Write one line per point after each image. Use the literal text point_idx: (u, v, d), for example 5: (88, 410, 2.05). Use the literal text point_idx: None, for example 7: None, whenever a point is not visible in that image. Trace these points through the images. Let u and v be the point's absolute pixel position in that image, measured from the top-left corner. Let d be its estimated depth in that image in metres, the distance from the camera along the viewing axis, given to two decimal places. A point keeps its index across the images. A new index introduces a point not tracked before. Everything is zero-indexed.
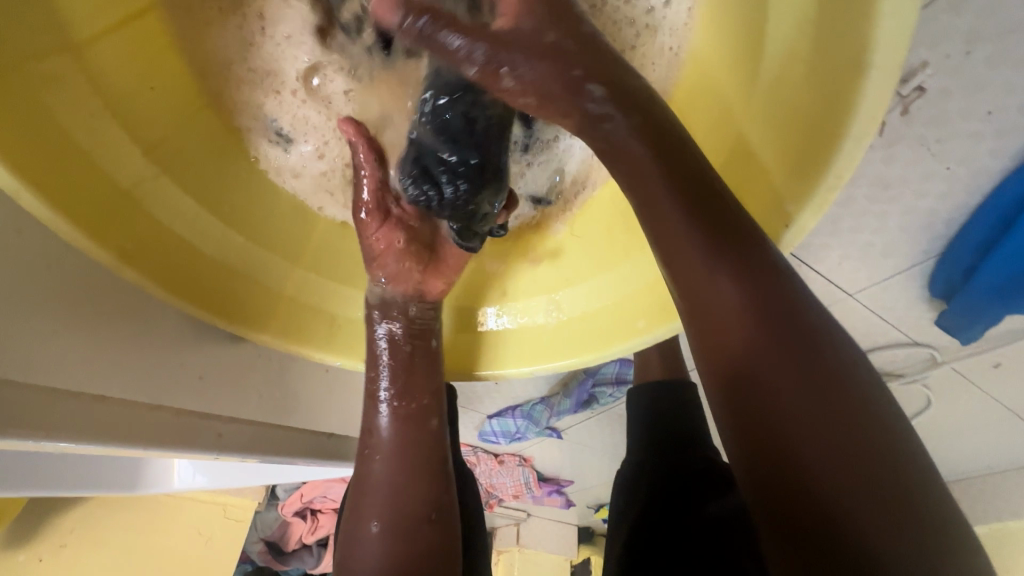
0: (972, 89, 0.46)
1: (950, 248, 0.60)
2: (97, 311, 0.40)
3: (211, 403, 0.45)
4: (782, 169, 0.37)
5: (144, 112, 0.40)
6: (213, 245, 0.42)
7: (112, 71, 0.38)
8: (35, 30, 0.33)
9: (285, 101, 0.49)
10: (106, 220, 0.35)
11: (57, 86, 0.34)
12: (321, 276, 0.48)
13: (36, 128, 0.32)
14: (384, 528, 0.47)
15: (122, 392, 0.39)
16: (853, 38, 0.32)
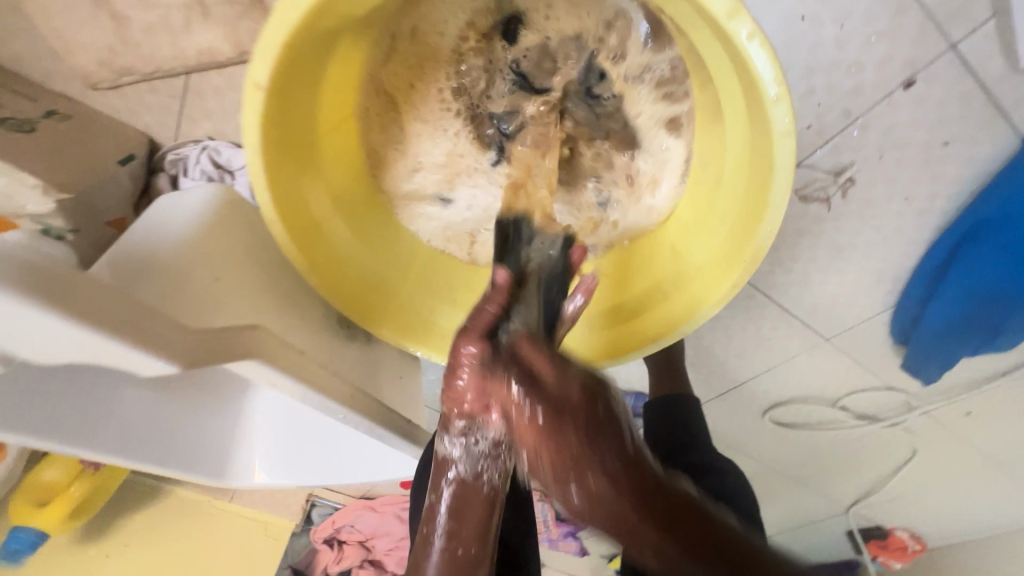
0: (890, 180, 0.63)
1: (902, 297, 0.76)
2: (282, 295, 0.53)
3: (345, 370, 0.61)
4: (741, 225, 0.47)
5: (337, 169, 0.57)
6: (358, 263, 0.59)
7: (332, 152, 0.55)
8: (298, 119, 0.50)
9: (425, 165, 0.59)
10: (300, 230, 0.52)
11: (303, 167, 0.52)
12: (422, 290, 0.63)
13: (291, 173, 0.50)
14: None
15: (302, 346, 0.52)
16: (763, 160, 0.42)
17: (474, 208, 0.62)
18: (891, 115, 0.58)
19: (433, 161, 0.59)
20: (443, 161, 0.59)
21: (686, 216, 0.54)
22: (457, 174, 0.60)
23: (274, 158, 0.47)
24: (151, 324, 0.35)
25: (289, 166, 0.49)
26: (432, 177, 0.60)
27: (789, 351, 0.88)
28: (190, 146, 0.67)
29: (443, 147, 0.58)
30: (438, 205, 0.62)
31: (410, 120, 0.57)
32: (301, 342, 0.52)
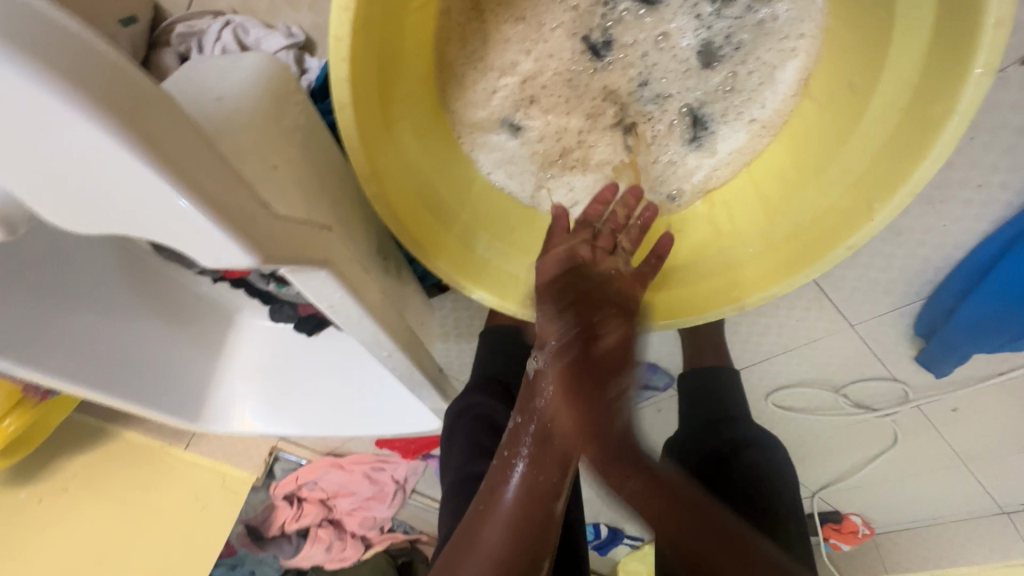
0: (971, 165, 0.62)
1: (939, 290, 0.76)
2: (335, 204, 0.44)
3: (390, 302, 0.53)
4: (884, 174, 0.42)
5: (413, 69, 0.47)
6: (419, 185, 0.50)
7: (411, 43, 0.45)
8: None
9: (507, 80, 0.52)
10: (371, 130, 0.43)
11: (388, 57, 0.42)
12: (478, 227, 0.56)
13: (379, 58, 0.41)
14: (522, 490, 0.49)
15: (359, 267, 0.44)
16: (929, 111, 0.38)
17: (546, 138, 0.54)
18: (994, 93, 0.56)
19: (519, 75, 0.51)
20: (530, 74, 0.51)
21: (783, 184, 0.52)
22: (538, 93, 0.52)
23: (370, 26, 0.38)
24: (215, 192, 0.27)
25: (376, 48, 0.40)
26: (509, 96, 0.52)
27: (812, 335, 0.87)
28: (208, 20, 0.55)
29: (536, 56, 0.50)
30: (506, 131, 0.55)
31: (505, 20, 0.49)
32: (359, 263, 0.44)
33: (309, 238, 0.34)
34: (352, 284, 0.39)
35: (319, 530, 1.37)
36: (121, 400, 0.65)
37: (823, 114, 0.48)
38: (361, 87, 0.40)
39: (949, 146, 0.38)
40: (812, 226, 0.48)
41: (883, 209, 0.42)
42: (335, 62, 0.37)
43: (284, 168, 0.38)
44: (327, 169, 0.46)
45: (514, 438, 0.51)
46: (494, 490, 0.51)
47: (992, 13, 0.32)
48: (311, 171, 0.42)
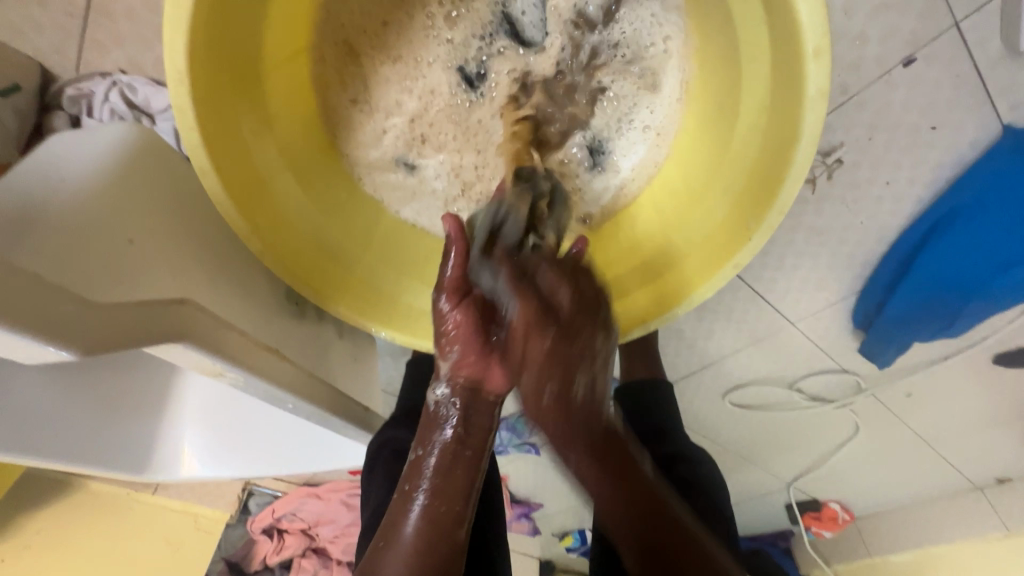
0: (876, 164, 0.62)
1: (868, 285, 0.76)
2: (216, 266, 0.43)
3: (298, 351, 0.53)
4: (756, 190, 0.44)
5: (288, 121, 0.48)
6: (312, 230, 0.50)
7: (276, 95, 0.46)
8: (237, 53, 0.40)
9: (395, 121, 0.52)
10: (240, 186, 0.43)
11: (245, 114, 0.43)
12: (385, 265, 0.55)
13: (228, 117, 0.41)
14: (421, 525, 0.49)
15: (247, 328, 0.43)
16: (782, 132, 0.40)
17: (443, 173, 0.55)
18: (884, 94, 0.57)
19: (405, 114, 0.52)
20: (416, 112, 0.52)
21: (674, 204, 0.52)
22: (426, 130, 0.52)
23: (199, 89, 0.37)
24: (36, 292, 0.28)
25: (220, 108, 0.40)
26: (399, 136, 0.53)
27: (756, 335, 0.87)
28: (96, 81, 0.54)
29: (417, 93, 0.51)
30: (403, 171, 0.55)
31: (381, 62, 0.50)
32: (248, 319, 0.44)
33: (168, 315, 0.34)
34: (228, 349, 0.39)
35: (302, 561, 1.28)
36: (73, 459, 0.64)
37: (697, 135, 0.50)
38: (217, 152, 0.40)
39: (806, 159, 0.39)
40: (704, 244, 0.48)
41: (761, 227, 0.43)
42: (184, 126, 0.38)
43: (148, 241, 0.38)
44: (211, 228, 0.45)
45: (415, 471, 0.51)
46: (394, 526, 0.49)
47: (811, 40, 0.35)
48: (186, 236, 0.42)
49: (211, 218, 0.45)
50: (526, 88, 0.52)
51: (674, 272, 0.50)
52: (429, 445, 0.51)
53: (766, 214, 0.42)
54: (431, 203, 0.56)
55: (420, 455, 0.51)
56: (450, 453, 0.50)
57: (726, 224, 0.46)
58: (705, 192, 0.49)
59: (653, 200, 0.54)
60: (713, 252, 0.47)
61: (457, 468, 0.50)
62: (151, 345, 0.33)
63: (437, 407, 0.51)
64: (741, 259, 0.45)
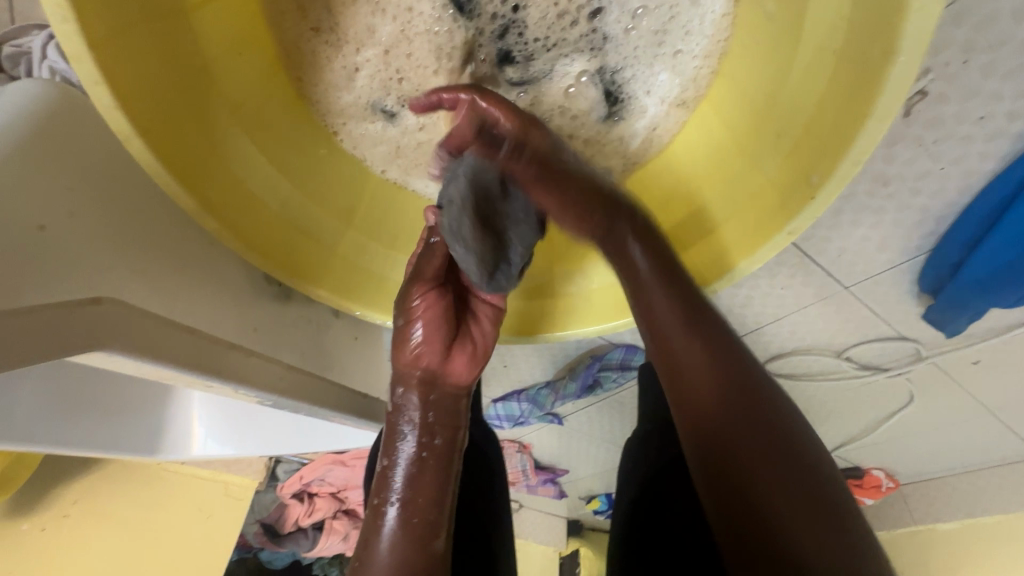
0: (968, 94, 0.50)
1: (940, 244, 0.65)
2: (162, 255, 0.37)
3: (276, 344, 0.46)
4: (820, 137, 0.34)
5: (238, 67, 0.40)
6: (279, 200, 0.43)
7: (213, 34, 0.37)
8: None
9: (367, 54, 0.44)
10: (178, 152, 0.36)
11: (174, 58, 0.35)
12: (368, 236, 0.48)
13: (150, 64, 0.33)
14: (393, 541, 0.46)
15: (204, 324, 0.38)
16: (867, 53, 0.30)
17: (428, 122, 0.48)
18: (988, 1, 0.44)
19: (380, 45, 0.43)
20: (391, 42, 0.43)
21: (708, 164, 0.43)
22: (406, 65, 0.44)
23: (103, 25, 0.30)
24: None
25: (136, 52, 0.32)
26: (375, 72, 0.44)
27: (801, 301, 0.77)
28: (33, 36, 0.47)
29: (392, 16, 0.42)
30: (381, 120, 0.47)
31: None
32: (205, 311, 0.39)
33: (91, 319, 0.29)
34: (176, 351, 0.34)
35: (334, 522, 1.31)
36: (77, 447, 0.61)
37: (750, 65, 0.40)
38: (135, 105, 0.32)
39: (899, 96, 0.29)
40: (748, 206, 0.39)
41: (829, 181, 0.33)
42: (87, 84, 0.30)
43: (70, 234, 0.32)
44: (160, 208, 0.39)
45: (382, 483, 0.48)
46: (368, 543, 0.46)
47: None
48: (119, 224, 0.36)
49: (155, 193, 0.39)
50: (514, 11, 0.43)
51: (720, 231, 0.41)
52: (397, 456, 0.48)
53: (838, 162, 0.32)
54: (422, 156, 0.49)
55: (386, 467, 0.48)
56: (416, 461, 0.48)
57: (778, 180, 0.37)
58: (758, 141, 0.39)
59: (694, 151, 0.45)
60: (758, 213, 0.39)
61: (421, 481, 0.48)
62: (74, 356, 0.28)
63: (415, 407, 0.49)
64: (798, 225, 0.36)
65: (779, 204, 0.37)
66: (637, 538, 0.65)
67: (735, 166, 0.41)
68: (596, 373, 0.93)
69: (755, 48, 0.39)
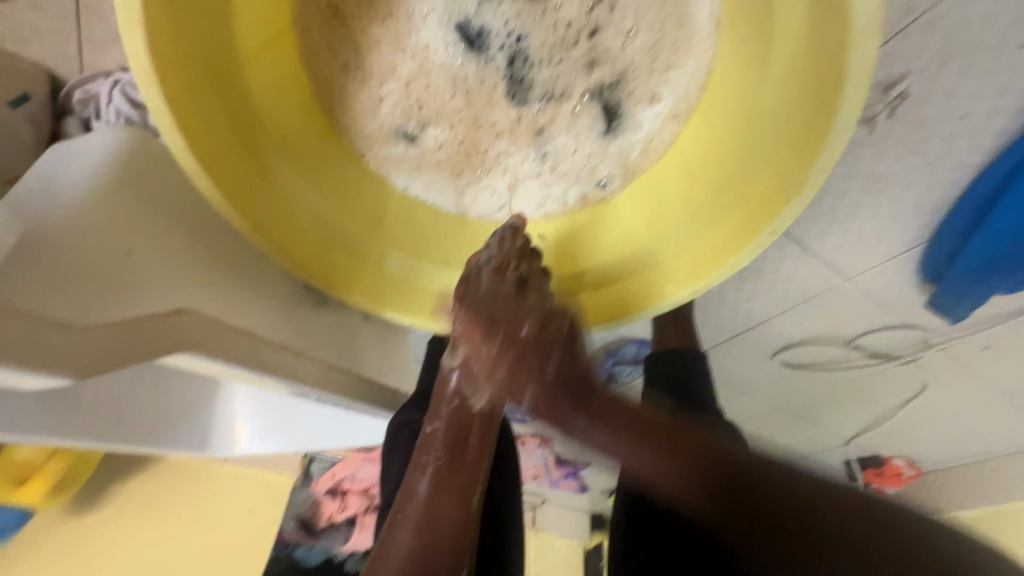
0: (949, 94, 0.53)
1: (936, 235, 0.67)
2: (220, 271, 0.43)
3: (317, 347, 0.52)
4: (794, 148, 0.40)
5: (277, 105, 0.46)
6: (317, 217, 0.49)
7: (255, 78, 0.44)
8: (209, 39, 0.39)
9: (390, 87, 0.49)
10: (234, 181, 0.42)
11: (226, 101, 0.41)
12: (395, 247, 0.54)
13: (208, 109, 0.39)
14: (433, 497, 0.54)
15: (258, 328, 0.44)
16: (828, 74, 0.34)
17: (447, 142, 0.52)
18: (958, 10, 0.47)
19: (401, 78, 0.49)
20: (411, 75, 0.49)
21: (677, 196, 0.50)
22: (425, 94, 0.50)
23: (173, 82, 0.36)
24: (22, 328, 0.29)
25: (199, 100, 0.38)
26: (398, 101, 0.50)
27: (806, 293, 0.80)
28: (100, 81, 0.54)
29: (411, 54, 0.48)
30: (403, 143, 0.52)
31: (369, 22, 0.47)
32: (258, 316, 0.45)
33: (172, 327, 0.35)
34: (239, 351, 0.40)
35: (366, 517, 1.29)
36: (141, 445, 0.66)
37: (733, 84, 0.44)
38: (199, 144, 0.39)
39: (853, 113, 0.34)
40: (736, 209, 0.44)
41: (804, 186, 0.39)
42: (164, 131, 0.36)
43: (150, 256, 0.38)
44: (216, 229, 0.45)
45: (427, 444, 0.56)
46: (407, 496, 0.55)
47: None
48: (185, 245, 0.42)
49: (211, 216, 0.45)
50: (518, 41, 0.47)
51: (712, 234, 0.46)
52: (439, 420, 0.57)
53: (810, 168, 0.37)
54: (438, 174, 0.54)
55: (431, 431, 0.57)
56: (460, 426, 0.56)
57: (762, 187, 0.42)
58: (742, 150, 0.44)
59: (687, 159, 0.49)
60: (743, 216, 0.44)
61: (460, 444, 0.56)
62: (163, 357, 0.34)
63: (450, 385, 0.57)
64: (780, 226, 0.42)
65: (762, 208, 0.42)
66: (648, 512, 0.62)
67: (708, 185, 0.47)
68: (610, 367, 0.98)
69: (736, 66, 0.43)
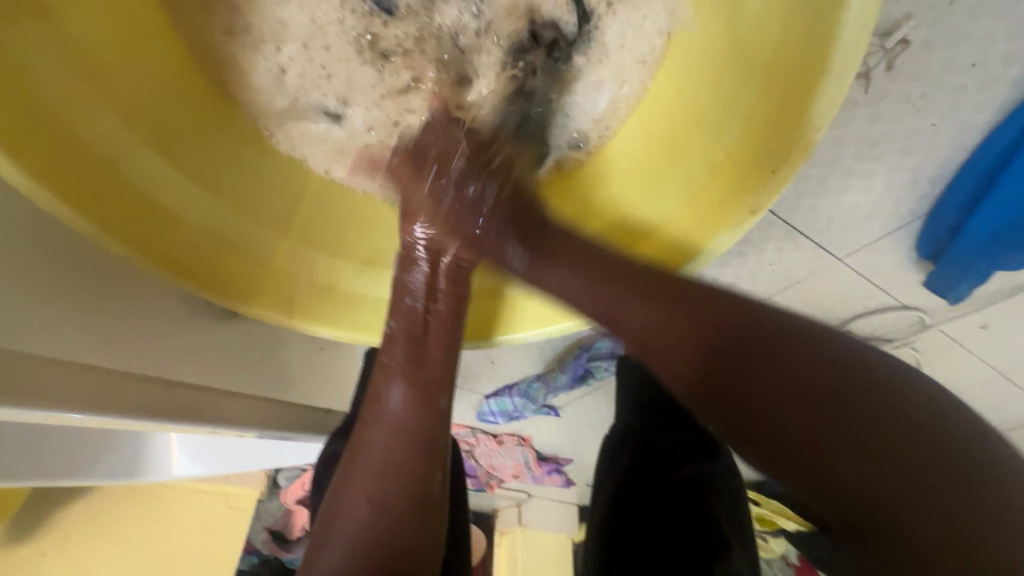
0: (956, 39, 0.45)
1: (937, 206, 0.59)
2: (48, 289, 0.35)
3: (212, 377, 0.43)
4: (774, 110, 0.35)
5: (126, 76, 0.37)
6: (197, 213, 0.39)
7: (89, 39, 0.35)
8: None
9: (289, 51, 0.43)
10: (60, 166, 0.32)
11: (39, 63, 0.32)
12: (310, 247, 0.45)
13: (4, 70, 0.30)
14: (376, 507, 0.47)
15: (103, 361, 0.36)
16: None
17: (376, 121, 0.47)
18: None
19: (297, 40, 0.43)
20: (307, 35, 0.43)
21: (640, 164, 0.44)
22: (329, 60, 0.44)
23: None
24: None
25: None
26: (303, 72, 0.44)
27: (793, 276, 0.73)
28: None
29: (303, 8, 0.42)
30: (325, 121, 0.46)
31: None
32: (99, 348, 0.36)
33: None
34: (60, 392, 0.31)
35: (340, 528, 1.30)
36: (46, 478, 0.54)
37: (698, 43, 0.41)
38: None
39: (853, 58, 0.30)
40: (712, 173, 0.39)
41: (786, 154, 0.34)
42: None
43: None
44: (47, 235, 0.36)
45: (364, 429, 0.48)
46: (347, 486, 0.48)
47: None
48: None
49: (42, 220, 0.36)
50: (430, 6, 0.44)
51: (664, 231, 0.41)
52: (383, 393, 0.48)
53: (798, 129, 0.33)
54: (373, 164, 0.47)
55: (371, 414, 0.48)
56: (405, 403, 0.47)
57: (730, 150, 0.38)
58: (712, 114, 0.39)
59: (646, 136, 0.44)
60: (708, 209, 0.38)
61: (403, 427, 0.48)
62: None
63: (394, 356, 0.47)
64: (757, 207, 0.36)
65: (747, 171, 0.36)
66: (626, 501, 0.67)
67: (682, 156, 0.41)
68: (586, 363, 0.90)
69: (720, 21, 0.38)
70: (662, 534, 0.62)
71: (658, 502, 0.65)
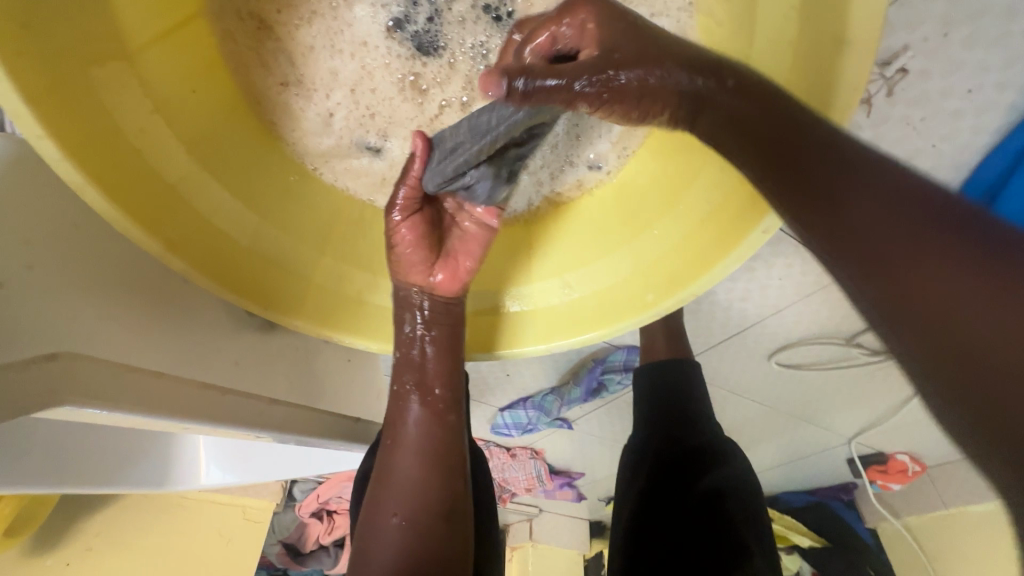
0: (953, 67, 0.48)
1: None
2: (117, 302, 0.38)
3: (257, 385, 0.46)
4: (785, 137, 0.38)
5: (188, 108, 0.41)
6: (247, 234, 0.43)
7: (159, 77, 0.39)
8: (96, 31, 0.34)
9: (338, 95, 0.48)
10: (133, 193, 0.36)
11: (122, 101, 0.36)
12: (345, 264, 0.48)
13: (93, 108, 0.34)
14: (403, 525, 0.50)
15: (167, 369, 0.39)
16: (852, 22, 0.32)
17: (413, 151, 0.51)
18: None
19: (346, 84, 0.48)
20: (355, 80, 0.48)
21: (620, 219, 0.49)
22: (374, 100, 0.49)
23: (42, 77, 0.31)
24: None
25: (82, 97, 0.33)
26: (349, 113, 0.49)
27: None
28: None
29: (350, 54, 0.48)
30: (367, 155, 0.51)
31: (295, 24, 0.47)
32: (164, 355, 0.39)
33: (48, 375, 0.31)
34: (135, 395, 0.35)
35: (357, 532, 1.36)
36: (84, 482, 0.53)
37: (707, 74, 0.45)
38: (82, 150, 0.33)
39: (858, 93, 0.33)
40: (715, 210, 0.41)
41: None
42: (32, 140, 0.31)
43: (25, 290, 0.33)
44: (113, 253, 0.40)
45: (386, 458, 0.52)
46: (376, 513, 0.51)
47: None
48: (71, 273, 0.36)
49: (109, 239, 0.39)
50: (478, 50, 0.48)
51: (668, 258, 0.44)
52: (402, 416, 0.51)
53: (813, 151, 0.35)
54: None
55: (391, 443, 0.51)
56: (422, 423, 0.51)
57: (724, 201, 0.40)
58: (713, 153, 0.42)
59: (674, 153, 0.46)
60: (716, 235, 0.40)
61: (419, 448, 0.51)
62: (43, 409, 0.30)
63: (405, 382, 0.51)
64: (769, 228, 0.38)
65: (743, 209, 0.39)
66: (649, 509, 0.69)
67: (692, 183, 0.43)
68: (599, 376, 0.93)
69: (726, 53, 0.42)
70: (686, 536, 0.65)
71: (680, 511, 0.66)
